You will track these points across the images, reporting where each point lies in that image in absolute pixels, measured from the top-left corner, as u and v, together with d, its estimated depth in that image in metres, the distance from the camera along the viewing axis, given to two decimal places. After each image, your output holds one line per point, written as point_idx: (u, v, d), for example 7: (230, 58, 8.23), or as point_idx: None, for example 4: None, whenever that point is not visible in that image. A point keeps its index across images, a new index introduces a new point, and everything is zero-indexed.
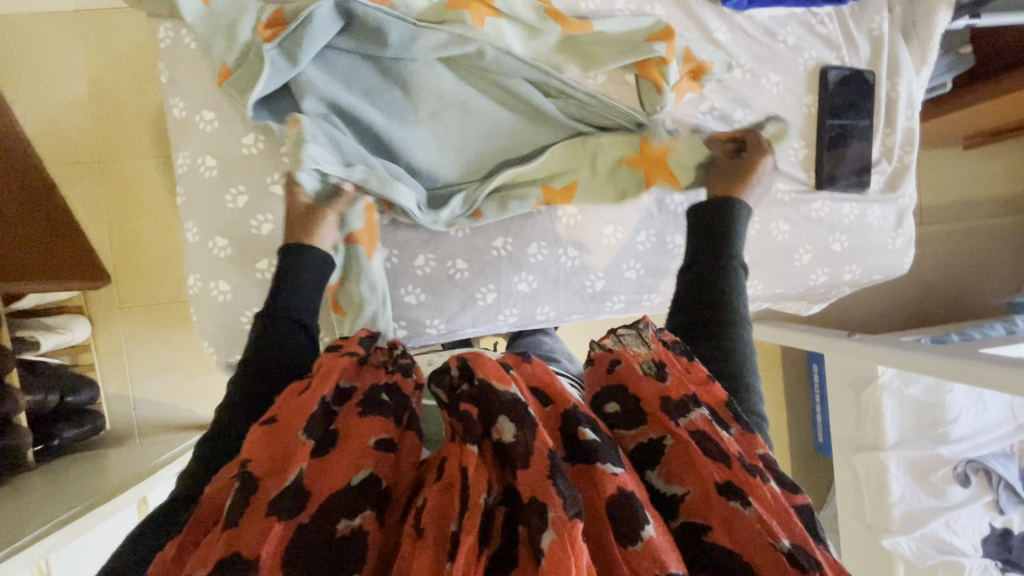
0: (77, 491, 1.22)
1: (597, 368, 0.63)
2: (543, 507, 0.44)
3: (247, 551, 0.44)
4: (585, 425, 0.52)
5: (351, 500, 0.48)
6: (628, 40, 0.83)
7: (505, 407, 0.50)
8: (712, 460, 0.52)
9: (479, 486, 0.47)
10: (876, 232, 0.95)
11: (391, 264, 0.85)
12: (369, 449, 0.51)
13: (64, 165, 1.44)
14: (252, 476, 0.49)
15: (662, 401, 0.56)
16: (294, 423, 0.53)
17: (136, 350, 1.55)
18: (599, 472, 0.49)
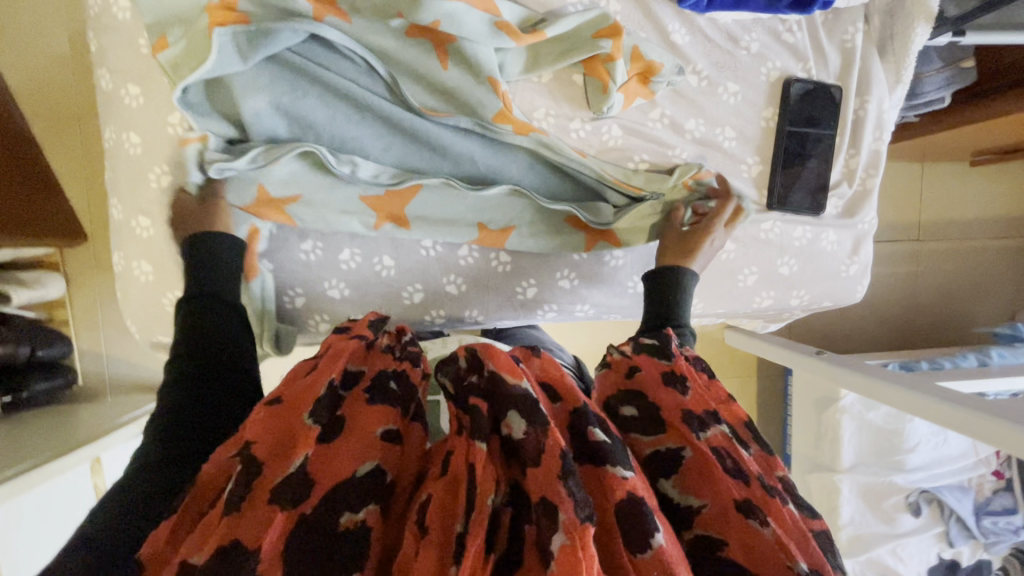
0: (34, 443, 1.26)
1: (614, 373, 0.62)
2: (554, 509, 0.42)
3: (247, 540, 0.43)
4: (595, 425, 0.50)
5: (356, 492, 0.46)
6: (575, 38, 0.78)
7: (516, 402, 0.49)
8: (734, 477, 0.50)
9: (488, 486, 0.45)
10: (828, 257, 0.90)
11: (316, 256, 0.83)
12: (376, 441, 0.50)
13: (41, 120, 1.42)
14: (254, 461, 0.47)
15: (683, 412, 0.54)
16: (300, 404, 0.51)
17: (108, 310, 1.57)
18: (609, 476, 0.47)
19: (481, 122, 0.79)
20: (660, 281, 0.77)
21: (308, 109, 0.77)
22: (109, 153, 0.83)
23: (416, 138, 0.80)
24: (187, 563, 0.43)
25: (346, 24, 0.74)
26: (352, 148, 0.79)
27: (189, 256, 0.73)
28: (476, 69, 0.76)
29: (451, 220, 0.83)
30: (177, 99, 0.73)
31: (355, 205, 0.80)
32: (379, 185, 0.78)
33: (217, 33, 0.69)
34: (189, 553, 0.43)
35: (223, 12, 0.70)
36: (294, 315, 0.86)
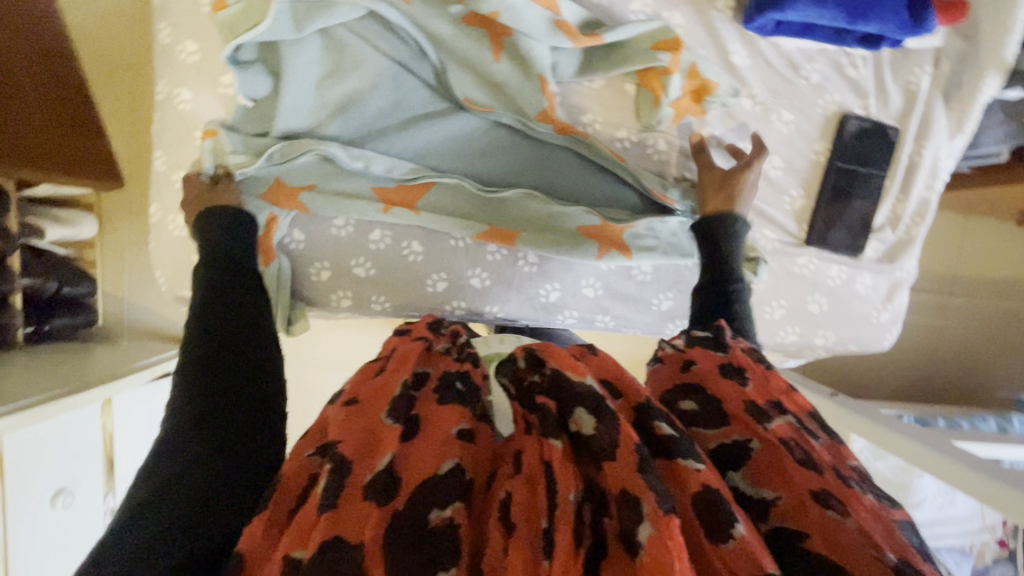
0: (52, 376, 1.30)
1: (669, 369, 0.62)
2: (635, 500, 0.44)
3: (349, 534, 0.43)
4: (660, 419, 0.51)
5: (443, 488, 0.47)
6: (633, 47, 0.77)
7: (582, 399, 0.51)
8: (807, 465, 0.48)
9: (567, 484, 0.47)
10: (861, 301, 0.88)
11: (347, 233, 0.84)
12: (452, 439, 0.51)
13: (93, 64, 1.45)
14: (343, 459, 0.48)
15: (747, 403, 0.54)
16: (378, 402, 0.54)
17: (134, 258, 1.63)
18: (681, 468, 0.48)
19: (522, 119, 0.79)
20: (711, 229, 0.75)
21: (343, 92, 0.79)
22: (159, 105, 0.84)
23: (450, 131, 0.82)
24: (292, 557, 0.42)
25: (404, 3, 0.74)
26: (372, 140, 0.81)
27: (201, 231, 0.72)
28: (527, 65, 0.76)
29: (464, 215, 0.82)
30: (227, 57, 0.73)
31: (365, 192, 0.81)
32: (394, 176, 0.80)
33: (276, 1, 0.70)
34: (291, 547, 0.43)
35: None
36: (316, 289, 0.87)
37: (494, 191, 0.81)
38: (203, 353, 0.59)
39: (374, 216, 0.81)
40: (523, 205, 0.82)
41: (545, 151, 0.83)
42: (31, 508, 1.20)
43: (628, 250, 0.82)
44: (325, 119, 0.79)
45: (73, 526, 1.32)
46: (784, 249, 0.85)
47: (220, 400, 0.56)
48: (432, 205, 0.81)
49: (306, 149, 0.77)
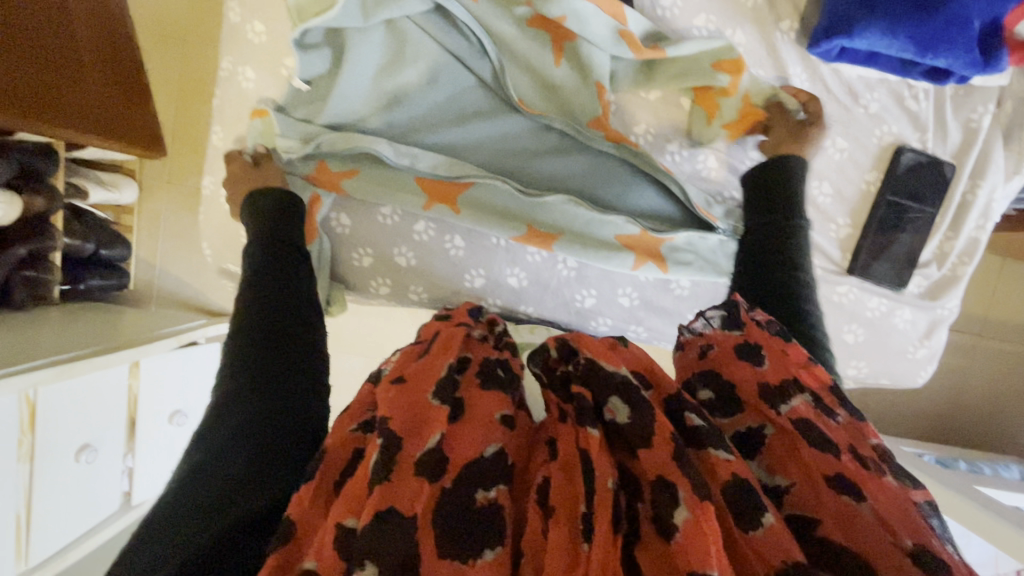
0: (86, 334, 1.34)
1: (687, 355, 0.61)
2: (672, 486, 0.45)
3: (402, 506, 0.44)
4: (687, 409, 0.51)
5: (485, 470, 0.48)
6: (693, 63, 0.78)
7: (618, 389, 0.52)
8: (825, 451, 0.48)
9: (607, 471, 0.47)
10: (899, 335, 0.87)
11: (392, 222, 0.85)
12: (496, 423, 0.52)
13: (149, 37, 1.52)
14: (393, 435, 0.48)
15: (762, 388, 0.53)
16: (423, 382, 0.52)
17: (170, 227, 1.67)
18: (711, 458, 0.47)
19: (575, 125, 0.79)
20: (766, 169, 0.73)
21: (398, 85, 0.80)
22: (221, 82, 0.85)
23: (499, 130, 0.82)
24: (344, 525, 0.44)
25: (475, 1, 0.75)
26: (423, 134, 0.82)
27: (254, 207, 0.75)
28: (587, 74, 0.78)
29: (507, 215, 0.82)
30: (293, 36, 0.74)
31: (409, 185, 0.81)
32: (438, 170, 0.80)
33: None
34: (341, 517, 0.44)
35: None
36: (357, 273, 0.89)
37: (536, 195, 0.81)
38: (249, 323, 0.60)
39: (416, 210, 0.82)
40: (565, 211, 0.82)
41: (590, 159, 0.83)
42: (55, 462, 1.23)
43: (664, 262, 0.83)
44: (379, 109, 0.81)
45: (92, 483, 1.35)
46: (826, 276, 0.85)
47: (265, 370, 0.56)
48: (475, 208, 0.82)
49: (354, 147, 0.78)
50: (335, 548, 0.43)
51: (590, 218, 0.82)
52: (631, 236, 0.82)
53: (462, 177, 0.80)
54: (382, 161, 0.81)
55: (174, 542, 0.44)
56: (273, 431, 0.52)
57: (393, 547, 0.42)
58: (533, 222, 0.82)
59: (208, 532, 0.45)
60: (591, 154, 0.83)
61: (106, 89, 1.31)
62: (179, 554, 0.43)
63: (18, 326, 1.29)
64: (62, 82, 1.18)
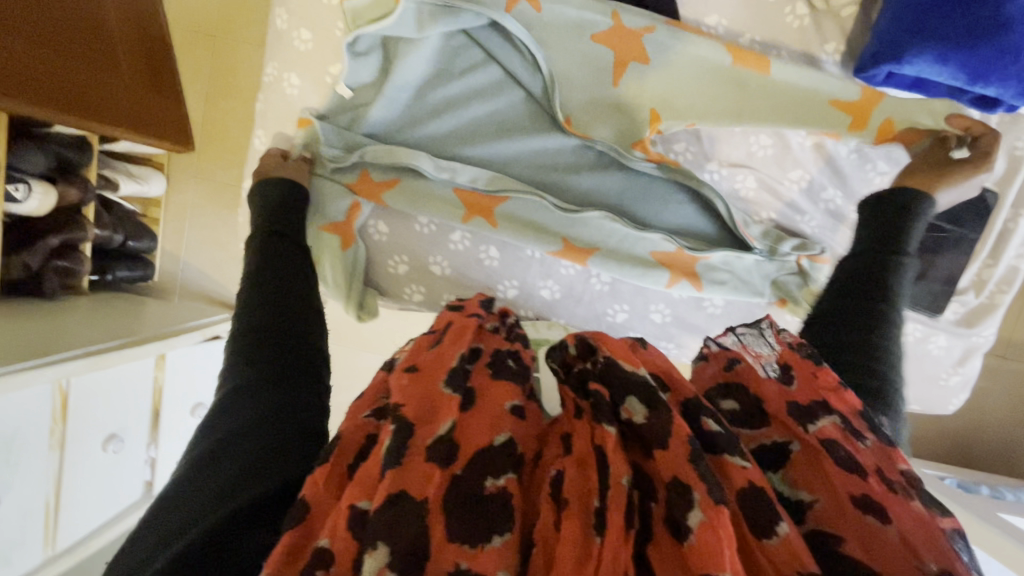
0: (114, 325, 1.37)
1: (711, 366, 0.57)
2: (686, 488, 0.43)
3: (413, 491, 0.44)
4: (707, 414, 0.49)
5: (496, 459, 0.48)
6: (741, 83, 0.78)
7: (632, 387, 0.50)
8: (851, 470, 0.45)
9: (620, 467, 0.46)
10: (932, 361, 0.87)
11: (429, 231, 0.86)
12: (505, 414, 0.52)
13: (184, 33, 1.54)
14: (405, 421, 0.48)
15: (791, 405, 0.49)
16: (435, 371, 0.54)
17: (196, 219, 1.67)
18: (727, 464, 0.46)
19: (616, 149, 0.80)
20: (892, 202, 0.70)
21: (445, 97, 0.82)
22: (265, 86, 0.86)
23: (540, 145, 0.83)
24: (358, 506, 0.43)
25: (535, 13, 0.78)
26: (465, 146, 0.82)
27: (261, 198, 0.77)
28: (636, 97, 0.80)
29: (541, 229, 0.83)
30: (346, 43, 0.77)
31: (447, 195, 0.83)
32: (478, 184, 0.81)
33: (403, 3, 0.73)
34: (355, 498, 0.44)
35: None
36: (391, 280, 0.90)
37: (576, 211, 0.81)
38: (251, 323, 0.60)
39: (454, 223, 0.83)
40: (602, 227, 0.82)
41: (627, 177, 0.83)
42: (83, 449, 1.26)
43: (698, 280, 0.83)
44: (422, 118, 0.82)
45: (118, 473, 1.38)
46: None
47: (268, 365, 0.56)
48: (512, 221, 0.83)
49: (395, 159, 0.79)
50: (347, 531, 0.42)
51: (626, 234, 0.82)
52: (665, 252, 0.83)
53: (500, 191, 0.82)
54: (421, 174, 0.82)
55: (176, 534, 0.43)
56: (275, 421, 0.52)
57: (406, 526, 0.41)
58: (568, 235, 0.83)
59: (208, 519, 0.44)
60: (628, 171, 0.83)
61: (136, 85, 1.33)
62: (180, 543, 0.42)
63: (50, 314, 1.31)
64: (93, 73, 1.21)
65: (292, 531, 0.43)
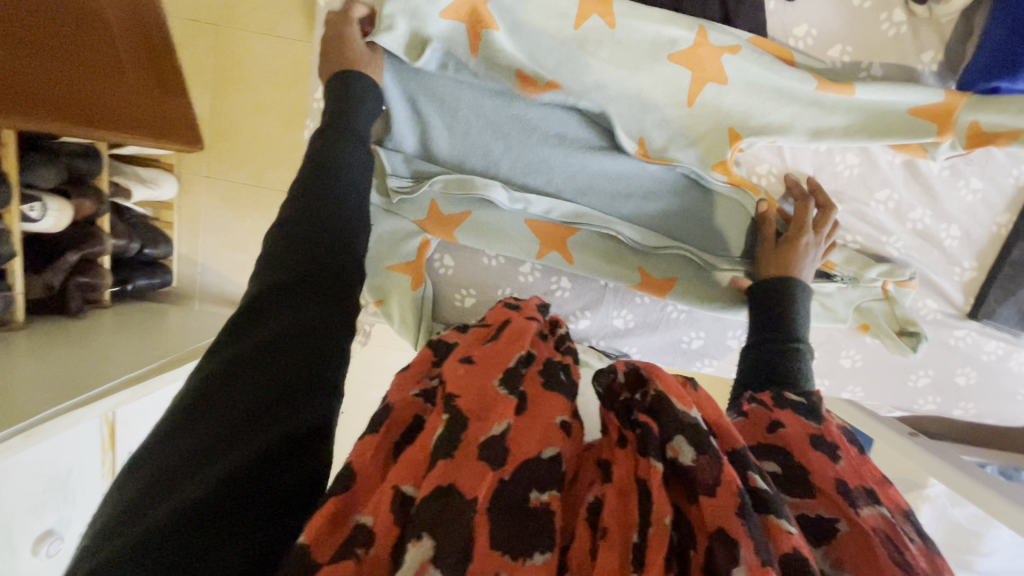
0: (144, 345, 1.27)
1: (751, 424, 0.53)
2: (732, 542, 0.37)
3: (463, 488, 0.39)
4: (754, 470, 0.42)
5: (544, 472, 0.42)
6: (834, 101, 0.72)
7: (681, 425, 0.44)
8: (904, 570, 0.38)
9: (664, 506, 0.41)
10: (1012, 378, 0.85)
11: (499, 263, 0.84)
12: (556, 428, 0.46)
13: (182, 21, 1.40)
14: (458, 414, 0.44)
15: (838, 482, 0.44)
16: (491, 370, 0.51)
17: (210, 221, 1.57)
18: (772, 528, 0.39)
19: (697, 169, 0.76)
20: (765, 293, 0.71)
21: (509, 120, 0.76)
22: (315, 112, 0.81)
23: (611, 171, 0.78)
24: (403, 490, 0.40)
25: (608, 29, 0.72)
26: (534, 174, 0.78)
27: (329, 94, 0.64)
28: (719, 119, 0.74)
29: (618, 260, 0.81)
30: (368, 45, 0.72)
31: (519, 226, 0.80)
32: (556, 215, 0.78)
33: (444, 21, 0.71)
34: (401, 480, 0.40)
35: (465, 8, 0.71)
36: (458, 313, 0.87)
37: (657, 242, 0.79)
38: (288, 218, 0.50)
39: (527, 257, 0.81)
40: (680, 259, 0.81)
41: (705, 204, 0.79)
42: None
43: None
44: (488, 143, 0.77)
45: None
46: (944, 321, 0.83)
47: (302, 270, 0.47)
48: (585, 254, 0.81)
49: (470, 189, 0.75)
50: (392, 512, 0.39)
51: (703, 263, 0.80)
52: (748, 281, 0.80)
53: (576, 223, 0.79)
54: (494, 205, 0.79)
55: (188, 471, 0.35)
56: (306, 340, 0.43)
57: (455, 528, 0.36)
58: (644, 266, 0.81)
59: (233, 457, 0.36)
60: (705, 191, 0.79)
61: (140, 85, 1.19)
62: (197, 483, 0.35)
63: (78, 336, 1.22)
64: (93, 75, 1.08)
65: (338, 497, 0.38)
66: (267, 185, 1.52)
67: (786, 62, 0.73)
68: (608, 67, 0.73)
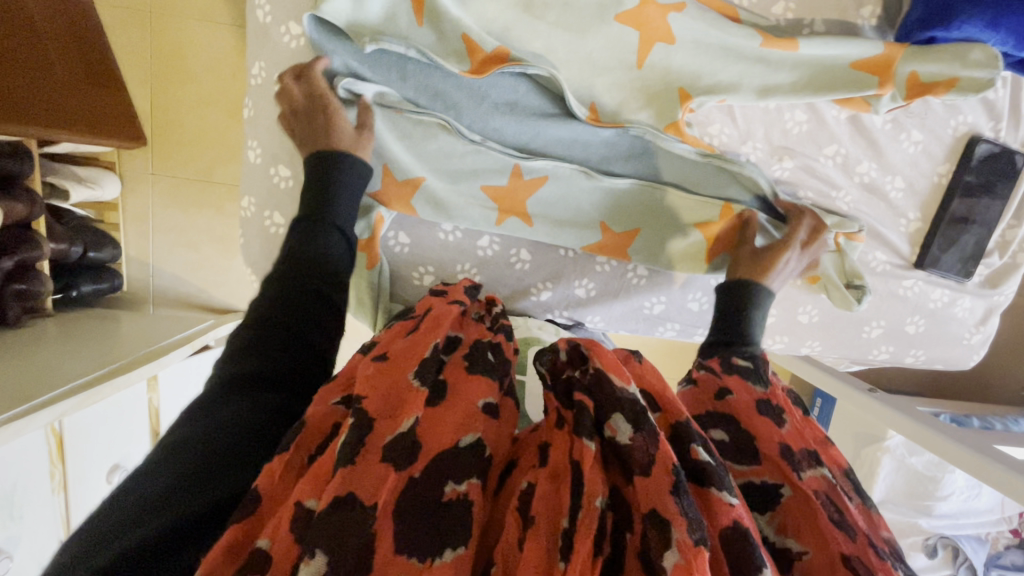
0: (92, 351, 1.21)
1: (701, 393, 0.58)
2: (665, 524, 0.41)
3: (362, 494, 0.42)
4: (698, 442, 0.47)
5: (460, 462, 0.46)
6: (779, 58, 0.72)
7: (619, 404, 0.48)
8: (840, 527, 0.44)
9: (595, 487, 0.44)
10: (957, 323, 0.89)
11: (457, 237, 0.83)
12: (478, 412, 0.50)
13: (112, 12, 1.31)
14: (365, 416, 0.47)
15: (783, 447, 0.49)
16: (406, 365, 0.53)
17: (161, 222, 1.48)
18: (713, 499, 0.44)
19: (652, 130, 0.75)
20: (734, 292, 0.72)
21: (456, 88, 0.74)
22: (253, 89, 0.77)
23: (564, 139, 0.77)
24: (303, 505, 0.42)
25: None
26: (488, 137, 0.77)
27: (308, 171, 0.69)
28: (668, 80, 0.74)
29: (578, 222, 0.81)
30: (303, 18, 0.70)
31: (475, 194, 0.79)
32: (510, 152, 0.77)
33: None
34: (303, 497, 0.42)
35: None
36: (419, 291, 0.86)
37: (611, 176, 0.78)
38: (267, 310, 0.58)
39: (487, 227, 0.81)
40: (640, 210, 0.81)
41: (662, 168, 0.79)
42: (90, 483, 1.18)
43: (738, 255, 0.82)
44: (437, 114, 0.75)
45: None
46: (893, 271, 0.85)
47: (268, 361, 0.54)
48: (548, 224, 0.81)
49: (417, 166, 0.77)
50: (291, 535, 0.40)
51: (663, 220, 0.81)
52: (713, 226, 0.79)
53: (536, 171, 0.78)
54: (446, 175, 0.78)
55: (130, 523, 0.41)
56: (255, 421, 0.50)
57: (350, 539, 0.39)
58: (606, 221, 0.81)
59: (161, 520, 0.41)
60: (663, 151, 0.78)
61: (68, 75, 1.11)
62: (159, 518, 0.41)
63: (17, 347, 1.14)
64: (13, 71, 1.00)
65: (236, 527, 0.41)
66: (219, 181, 1.44)
67: (731, 20, 0.73)
68: (556, 32, 0.72)
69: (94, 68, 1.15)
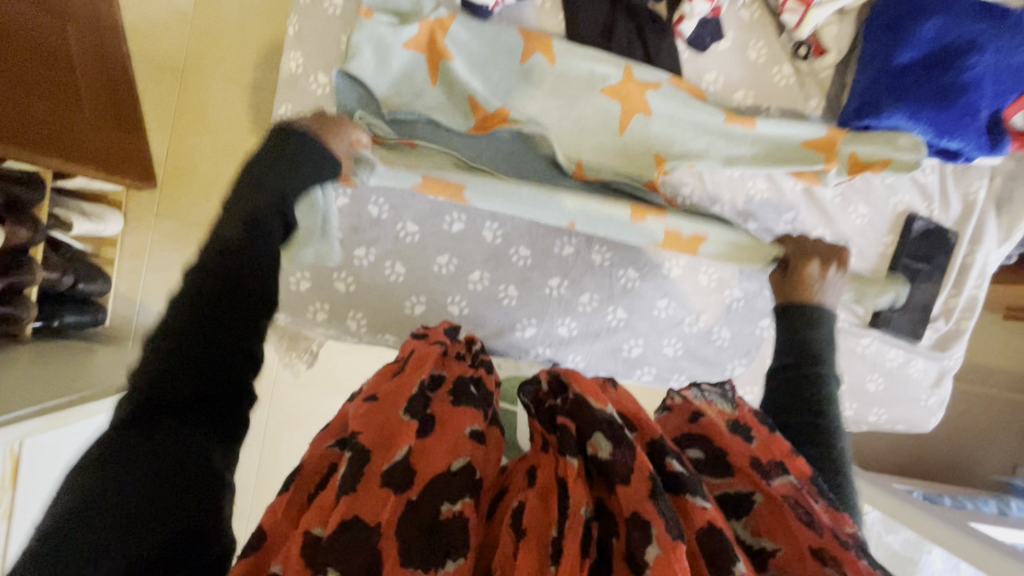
0: (63, 379, 1.18)
1: (677, 419, 0.57)
2: (645, 524, 0.42)
3: (366, 517, 0.43)
4: (672, 456, 0.48)
5: (454, 484, 0.46)
6: (742, 135, 0.84)
7: (599, 424, 0.49)
8: (808, 525, 0.45)
9: (579, 499, 0.46)
10: (913, 383, 0.96)
11: (449, 271, 0.89)
12: (465, 438, 0.50)
13: (148, 67, 1.43)
14: (361, 448, 0.48)
15: (752, 459, 0.51)
16: (396, 400, 0.53)
17: (157, 259, 1.51)
18: (687, 504, 0.45)
19: (633, 184, 0.84)
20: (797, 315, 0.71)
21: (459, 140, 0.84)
22: None
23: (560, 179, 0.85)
24: (312, 533, 0.42)
25: (549, 65, 0.82)
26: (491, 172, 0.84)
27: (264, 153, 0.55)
28: (647, 145, 0.85)
29: (560, 265, 0.90)
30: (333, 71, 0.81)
31: (473, 231, 0.88)
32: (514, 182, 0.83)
33: (401, 52, 0.79)
34: (311, 524, 0.43)
35: (422, 43, 0.80)
36: (411, 320, 0.90)
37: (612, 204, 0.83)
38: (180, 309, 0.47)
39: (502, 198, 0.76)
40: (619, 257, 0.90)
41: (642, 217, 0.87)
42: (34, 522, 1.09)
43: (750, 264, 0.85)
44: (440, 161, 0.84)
45: None
46: (851, 329, 0.93)
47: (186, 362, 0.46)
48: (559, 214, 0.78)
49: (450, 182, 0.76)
50: (301, 555, 0.41)
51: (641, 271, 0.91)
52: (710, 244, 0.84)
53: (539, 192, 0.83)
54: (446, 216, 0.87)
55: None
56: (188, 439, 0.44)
57: (356, 556, 0.40)
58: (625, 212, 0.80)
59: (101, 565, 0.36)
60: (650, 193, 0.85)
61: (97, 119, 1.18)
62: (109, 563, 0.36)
63: None
64: (42, 103, 1.06)
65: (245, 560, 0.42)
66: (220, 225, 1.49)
67: (700, 100, 0.85)
68: (550, 98, 0.83)
69: (111, 108, 1.22)
